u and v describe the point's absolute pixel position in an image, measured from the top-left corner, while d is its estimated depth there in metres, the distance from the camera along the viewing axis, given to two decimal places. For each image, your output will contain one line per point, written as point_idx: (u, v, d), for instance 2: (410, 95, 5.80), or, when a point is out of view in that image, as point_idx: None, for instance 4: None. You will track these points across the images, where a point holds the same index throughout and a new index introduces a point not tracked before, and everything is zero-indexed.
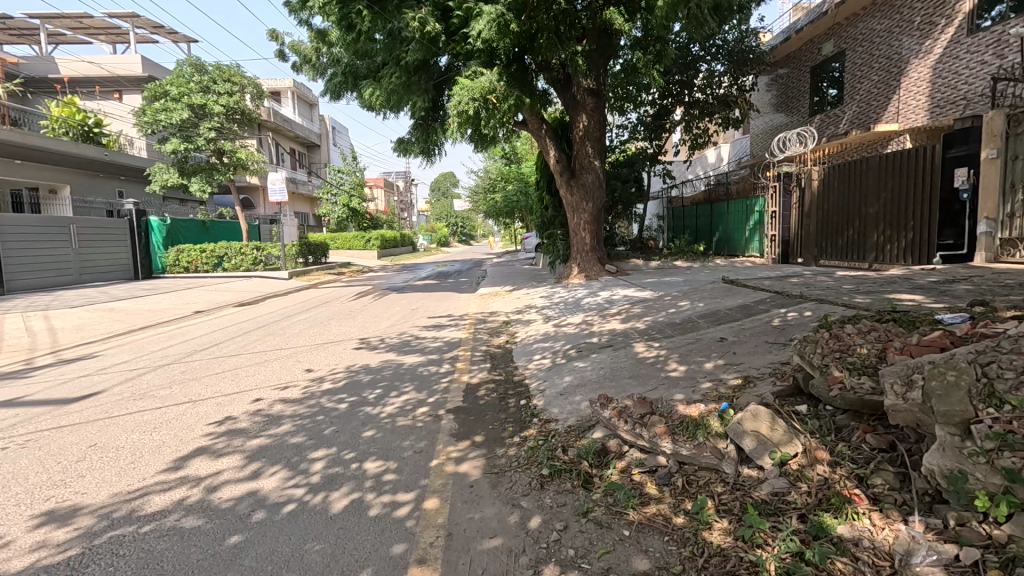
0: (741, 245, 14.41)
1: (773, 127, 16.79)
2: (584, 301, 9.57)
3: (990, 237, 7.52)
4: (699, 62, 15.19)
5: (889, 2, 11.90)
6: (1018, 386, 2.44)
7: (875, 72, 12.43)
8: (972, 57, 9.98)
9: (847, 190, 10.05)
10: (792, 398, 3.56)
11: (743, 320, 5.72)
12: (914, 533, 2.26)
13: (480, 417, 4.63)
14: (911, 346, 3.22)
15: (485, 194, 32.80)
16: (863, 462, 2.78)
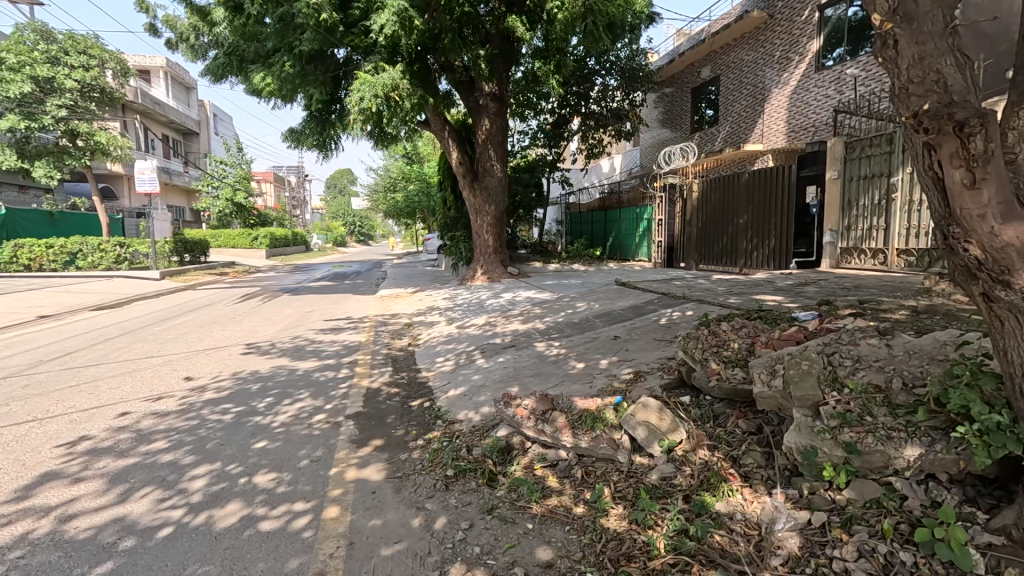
0: (632, 250, 15.42)
1: (659, 141, 18.16)
2: (487, 302, 9.66)
3: (833, 246, 8.71)
4: (595, 75, 16.04)
5: (756, 36, 13.42)
6: (854, 371, 2.87)
7: (744, 98, 13.93)
8: (819, 91, 11.55)
9: (722, 202, 11.16)
10: (677, 389, 3.91)
11: (635, 319, 6.14)
12: (776, 503, 2.58)
13: (382, 422, 4.51)
14: (774, 340, 3.66)
15: (385, 194, 31.91)
16: (735, 444, 3.11)
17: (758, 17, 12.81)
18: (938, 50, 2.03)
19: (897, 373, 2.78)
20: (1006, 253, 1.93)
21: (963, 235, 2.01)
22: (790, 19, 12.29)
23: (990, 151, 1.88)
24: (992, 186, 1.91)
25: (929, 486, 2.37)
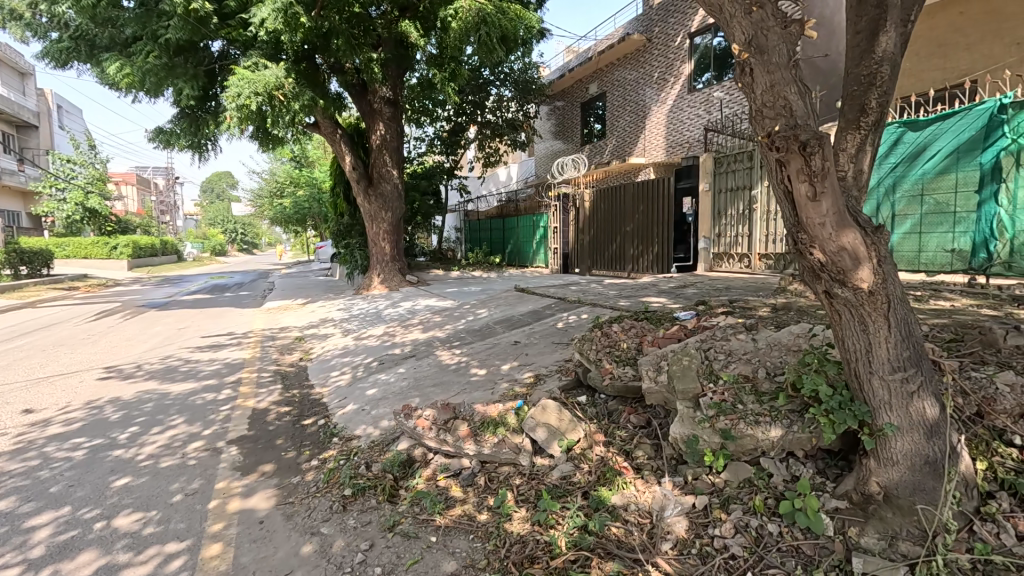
0: (530, 256, 15.82)
1: (553, 152, 18.88)
2: (385, 312, 9.36)
3: (707, 251, 9.58)
4: (490, 85, 16.31)
5: (637, 57, 14.49)
6: (727, 364, 3.16)
7: (627, 114, 14.95)
8: (691, 110, 12.72)
9: (611, 211, 11.86)
10: (575, 390, 4.07)
11: (533, 324, 6.30)
12: (666, 491, 2.77)
13: (271, 444, 4.17)
14: (659, 338, 3.94)
15: (271, 199, 29.81)
16: (628, 439, 3.30)
17: (638, 40, 13.84)
18: (785, 79, 2.32)
19: (762, 363, 3.09)
20: (841, 255, 2.24)
21: (809, 241, 2.29)
22: (666, 43, 13.44)
23: (827, 169, 2.19)
24: (828, 199, 2.22)
25: (789, 463, 2.67)
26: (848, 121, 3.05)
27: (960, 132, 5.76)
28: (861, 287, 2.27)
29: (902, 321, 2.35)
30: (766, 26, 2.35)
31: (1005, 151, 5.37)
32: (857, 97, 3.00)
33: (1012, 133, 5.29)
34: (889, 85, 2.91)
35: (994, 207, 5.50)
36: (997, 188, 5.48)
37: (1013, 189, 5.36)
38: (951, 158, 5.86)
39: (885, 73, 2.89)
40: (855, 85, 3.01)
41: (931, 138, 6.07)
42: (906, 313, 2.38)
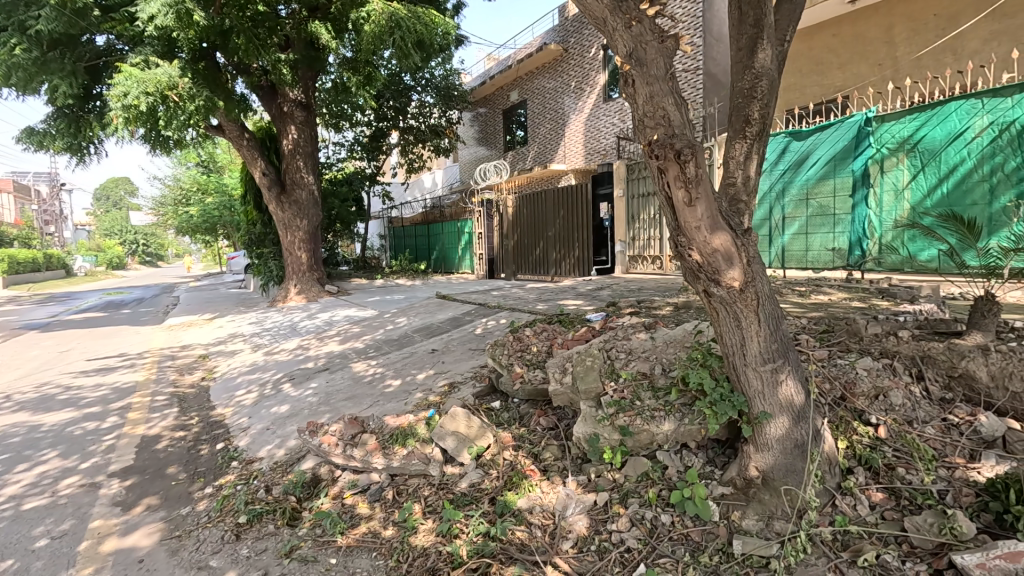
0: (456, 262, 15.73)
1: (476, 158, 18.93)
2: (301, 324, 8.93)
3: (623, 254, 9.95)
4: (411, 91, 16.03)
5: (555, 66, 14.87)
6: (627, 362, 3.27)
7: (547, 121, 15.29)
8: (606, 119, 13.20)
9: (533, 217, 12.04)
10: (488, 396, 4.07)
11: (452, 331, 6.24)
12: (568, 491, 2.84)
13: (160, 474, 3.84)
14: (568, 340, 4.02)
15: (175, 207, 27.59)
16: (536, 441, 3.35)
17: (554, 49, 14.24)
18: (662, 91, 2.41)
19: (658, 359, 3.22)
20: (715, 257, 2.40)
21: (687, 244, 2.43)
22: (581, 54, 13.89)
23: (699, 175, 2.34)
24: (702, 204, 2.36)
25: (682, 454, 2.82)
26: (736, 133, 3.05)
27: (836, 142, 6.37)
28: (733, 286, 2.44)
29: (771, 316, 2.54)
30: (644, 40, 2.39)
31: (873, 159, 6.05)
32: (741, 111, 3.03)
33: (878, 144, 5.99)
34: (767, 100, 2.96)
35: (865, 209, 6.16)
36: (867, 193, 6.13)
37: (879, 194, 6.04)
38: (829, 165, 6.44)
39: (762, 87, 2.94)
40: (738, 99, 3.05)
41: (812, 146, 6.62)
42: (774, 308, 2.57)
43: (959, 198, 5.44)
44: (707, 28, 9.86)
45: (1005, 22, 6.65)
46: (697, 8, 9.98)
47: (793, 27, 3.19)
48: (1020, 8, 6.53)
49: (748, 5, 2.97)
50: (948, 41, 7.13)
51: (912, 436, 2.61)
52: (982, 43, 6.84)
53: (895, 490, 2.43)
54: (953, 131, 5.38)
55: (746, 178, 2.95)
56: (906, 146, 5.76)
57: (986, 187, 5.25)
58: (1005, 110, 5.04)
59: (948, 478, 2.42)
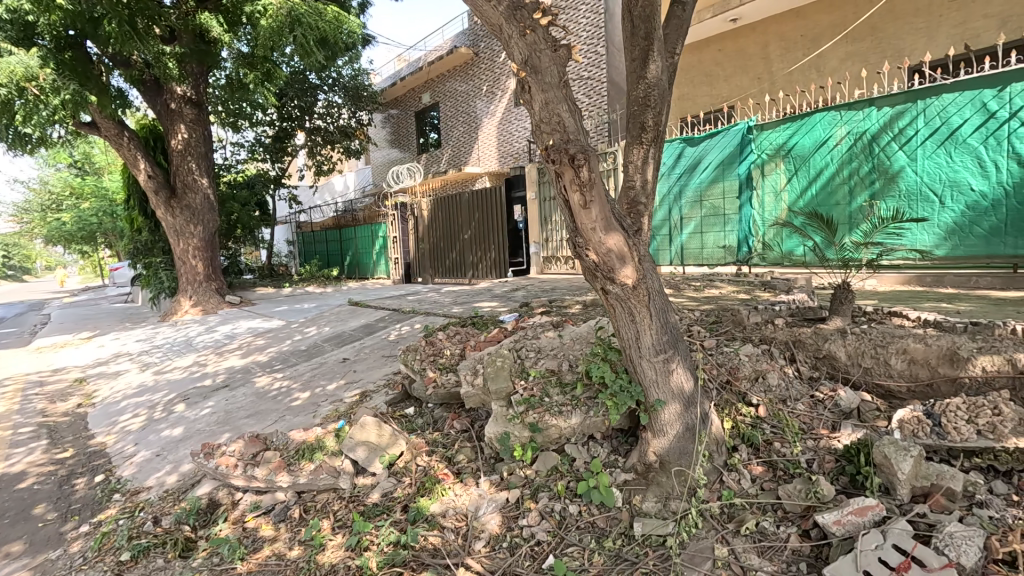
0: (371, 268, 15.26)
1: (390, 161, 18.50)
2: (198, 339, 8.24)
3: (538, 255, 10.16)
4: (317, 90, 15.19)
5: (466, 70, 14.89)
6: (537, 360, 3.35)
7: (460, 124, 15.27)
8: (518, 123, 13.39)
9: (448, 220, 11.94)
10: (402, 403, 4.01)
11: (365, 339, 6.05)
12: (481, 491, 2.89)
13: (25, 515, 3.40)
14: (480, 342, 4.03)
15: (42, 214, 24.34)
16: (450, 445, 3.36)
17: (465, 53, 14.23)
18: (557, 98, 2.49)
19: (565, 356, 3.33)
20: (609, 256, 2.53)
21: (584, 245, 2.54)
22: (492, 58, 14.00)
23: (593, 179, 2.45)
24: (596, 206, 2.47)
25: (589, 445, 2.95)
26: (632, 138, 3.19)
27: (724, 148, 6.92)
28: (626, 283, 2.59)
29: (661, 311, 2.72)
30: (539, 48, 2.44)
31: (755, 164, 6.65)
32: (636, 117, 3.18)
33: (759, 150, 6.60)
34: (660, 108, 3.12)
35: (750, 209, 6.75)
36: (751, 195, 6.73)
37: (761, 195, 6.65)
38: (718, 169, 6.98)
39: (654, 96, 3.09)
40: (632, 105, 3.20)
41: (704, 151, 7.14)
42: (664, 302, 2.76)
43: (825, 198, 6.11)
44: (609, 38, 10.33)
45: (856, 44, 7.56)
46: (600, 18, 10.42)
47: (681, 42, 3.39)
48: (867, 33, 7.44)
49: (638, 19, 3.10)
50: (812, 59, 7.98)
51: (785, 413, 2.92)
52: (840, 62, 7.72)
53: (772, 462, 2.70)
54: (819, 139, 6.05)
55: (644, 183, 3.12)
56: (782, 152, 6.40)
57: (846, 189, 5.94)
58: (859, 121, 5.75)
59: (814, 447, 2.72)
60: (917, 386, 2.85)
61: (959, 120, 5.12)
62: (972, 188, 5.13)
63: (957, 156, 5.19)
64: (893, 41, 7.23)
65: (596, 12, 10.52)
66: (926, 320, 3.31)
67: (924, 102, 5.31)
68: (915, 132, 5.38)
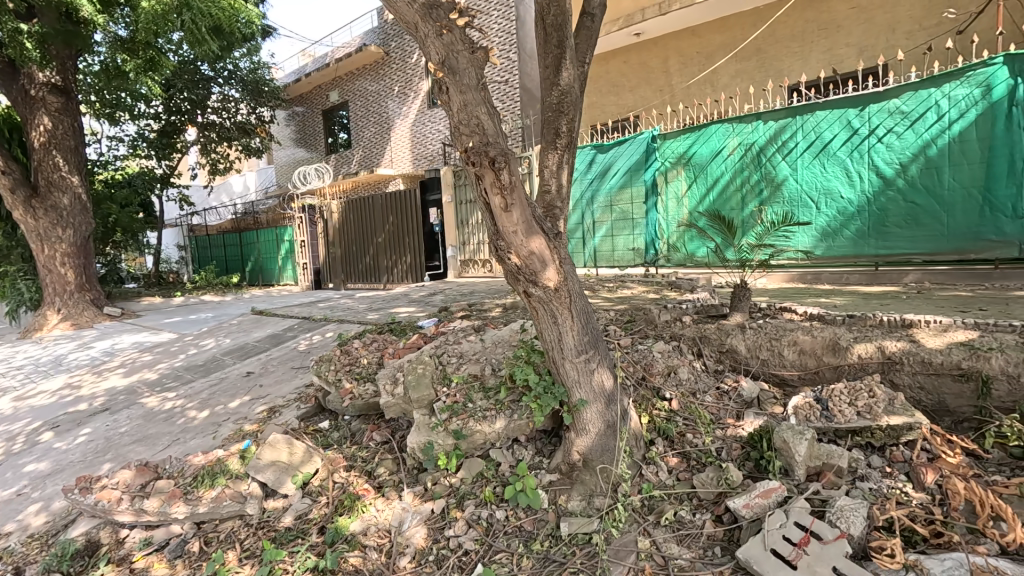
0: (275, 274, 14.31)
1: (296, 160, 17.49)
2: (68, 358, 7.24)
3: (455, 259, 10.04)
4: (210, 83, 13.94)
5: (377, 69, 14.45)
6: (459, 366, 3.30)
7: (371, 124, 14.77)
8: (432, 125, 13.20)
9: (360, 223, 11.47)
10: (316, 417, 3.78)
11: (271, 350, 5.63)
12: (404, 504, 2.80)
13: None
14: (399, 349, 3.89)
15: None
16: (369, 458, 3.22)
17: (375, 52, 13.79)
18: (476, 100, 2.42)
19: (488, 360, 3.30)
20: (531, 260, 2.55)
21: (506, 248, 2.53)
22: (403, 59, 13.69)
23: (513, 183, 2.45)
24: (518, 210, 2.48)
25: (514, 448, 2.95)
26: (548, 143, 3.24)
27: (631, 155, 7.27)
28: (549, 286, 2.62)
29: (583, 311, 2.77)
30: (456, 49, 2.38)
31: (659, 171, 7.05)
32: (551, 123, 3.23)
33: (662, 158, 7.00)
34: (574, 115, 3.20)
35: (655, 214, 7.13)
36: (656, 200, 7.11)
37: (665, 201, 7.05)
38: (627, 176, 7.31)
39: (568, 103, 3.17)
40: (548, 111, 3.24)
41: (613, 158, 7.46)
42: (585, 303, 2.81)
43: (722, 204, 6.60)
44: (521, 44, 10.49)
45: (743, 63, 8.25)
46: (512, 25, 10.55)
47: (591, 52, 3.50)
48: (752, 53, 8.16)
49: (551, 27, 3.13)
50: (707, 75, 8.61)
51: (696, 405, 3.09)
52: (730, 79, 8.41)
53: (686, 453, 2.85)
54: (715, 149, 6.54)
55: (560, 186, 3.18)
56: (683, 160, 6.83)
57: (739, 196, 6.47)
58: (748, 133, 6.28)
59: (722, 437, 2.90)
60: (806, 374, 3.16)
61: (830, 135, 5.74)
62: (841, 196, 5.75)
63: (829, 168, 5.80)
64: (774, 62, 7.98)
65: (507, 18, 10.63)
66: (811, 314, 3.67)
67: (802, 118, 5.90)
68: (795, 145, 5.97)
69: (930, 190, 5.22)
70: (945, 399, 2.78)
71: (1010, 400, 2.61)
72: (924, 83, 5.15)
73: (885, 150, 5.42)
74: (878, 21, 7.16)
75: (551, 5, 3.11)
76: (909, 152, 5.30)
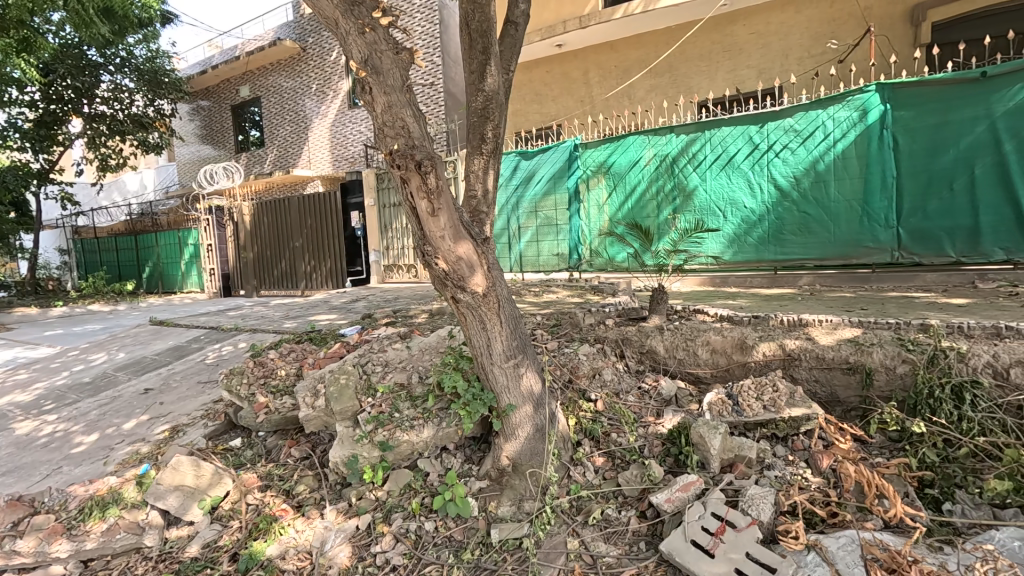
0: (178, 280, 13.15)
1: (200, 158, 16.24)
2: None
3: (378, 264, 9.79)
4: (98, 70, 12.47)
5: (292, 65, 13.76)
6: (384, 375, 3.20)
7: (286, 123, 14.04)
8: (353, 126, 12.77)
9: (275, 226, 10.83)
10: (226, 435, 3.51)
11: (174, 364, 5.16)
12: (326, 523, 2.67)
13: None
14: (320, 359, 3.70)
15: None
16: (288, 476, 3.04)
17: (291, 47, 13.13)
18: (400, 102, 2.36)
19: (415, 368, 3.22)
20: (459, 264, 2.52)
21: (433, 253, 2.49)
22: (321, 56, 13.15)
23: (440, 187, 2.40)
24: (445, 214, 2.44)
25: (442, 457, 2.89)
26: (473, 148, 3.23)
27: (555, 163, 7.42)
28: (477, 291, 2.60)
29: (511, 316, 2.77)
30: (379, 49, 2.31)
31: (581, 178, 7.26)
32: (476, 128, 3.22)
33: (584, 166, 7.23)
34: (499, 121, 3.21)
35: (578, 220, 7.33)
36: (579, 207, 7.31)
37: (587, 208, 7.27)
38: (550, 182, 7.46)
39: (493, 109, 3.17)
40: (473, 116, 3.23)
41: (537, 165, 7.58)
42: (513, 308, 2.81)
43: (639, 211, 6.92)
44: (445, 49, 10.43)
45: (657, 79, 8.73)
46: (435, 28, 10.48)
47: (515, 59, 3.53)
48: (666, 70, 8.64)
49: (476, 32, 3.12)
50: (624, 89, 9.02)
51: (620, 405, 3.18)
52: (645, 93, 8.86)
53: (611, 452, 2.93)
54: (632, 159, 6.85)
55: (485, 192, 3.20)
56: (603, 169, 7.09)
57: (655, 204, 6.80)
58: (663, 145, 6.64)
59: (645, 434, 3.01)
60: (718, 371, 3.37)
61: (735, 149, 6.20)
62: (745, 206, 6.22)
63: (734, 179, 6.26)
64: (685, 79, 8.51)
65: (431, 20, 10.52)
66: (722, 316, 3.92)
67: (709, 133, 6.33)
68: (704, 157, 6.39)
69: (820, 202, 5.77)
70: (837, 391, 3.07)
71: (888, 390, 2.92)
72: (813, 105, 5.70)
73: (782, 164, 5.94)
74: (774, 47, 7.84)
75: (477, 12, 3.10)
76: (802, 167, 5.84)
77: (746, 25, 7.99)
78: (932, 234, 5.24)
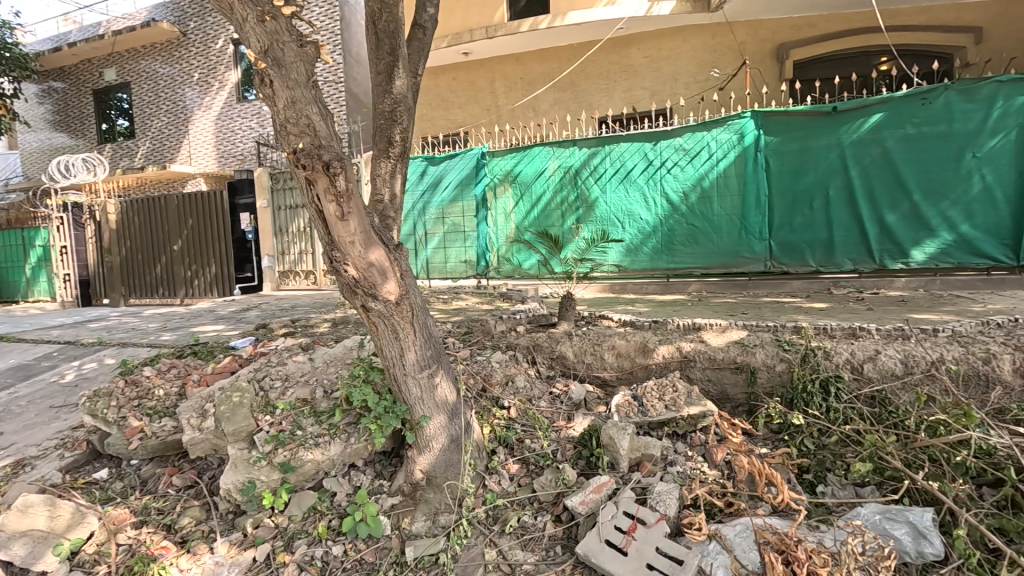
0: (21, 287, 11.27)
1: (52, 147, 14.10)
2: None
3: (272, 269, 9.16)
4: None
5: (169, 50, 12.45)
6: (284, 390, 2.97)
7: (162, 113, 12.66)
8: (242, 121, 11.82)
9: (148, 228, 9.66)
10: (88, 467, 3.06)
11: (17, 386, 4.38)
12: (216, 558, 2.41)
13: None
14: (206, 375, 3.35)
15: None
16: (168, 508, 2.71)
17: (168, 30, 11.88)
18: (306, 98, 2.20)
19: (319, 381, 3.02)
20: (371, 271, 2.41)
21: (342, 259, 2.35)
22: (204, 43, 12.04)
23: (351, 190, 2.28)
24: (355, 219, 2.32)
25: (350, 475, 2.73)
26: (380, 151, 3.11)
27: (462, 169, 7.41)
28: (389, 299, 2.50)
29: (425, 325, 2.70)
30: (282, 39, 2.14)
31: (488, 186, 7.32)
32: (384, 131, 3.11)
33: (491, 174, 7.30)
34: (408, 125, 3.12)
35: (485, 228, 7.37)
36: (486, 214, 7.35)
37: (494, 215, 7.33)
38: (458, 189, 7.43)
39: (401, 113, 3.08)
40: (380, 119, 3.11)
41: (444, 170, 7.53)
42: (426, 316, 2.73)
43: (545, 220, 7.11)
44: (346, 47, 10.03)
45: (561, 93, 9.06)
46: (335, 25, 10.04)
47: (423, 64, 3.47)
48: (569, 85, 8.99)
49: (384, 33, 3.01)
50: (530, 100, 9.24)
51: (533, 411, 3.21)
52: (550, 105, 9.15)
53: (525, 458, 2.96)
54: (538, 169, 7.03)
55: (393, 197, 3.10)
56: (509, 177, 7.21)
57: (560, 213, 7.03)
58: (566, 157, 6.89)
59: (557, 439, 3.07)
60: (623, 374, 3.54)
61: (632, 164, 6.59)
62: (641, 217, 6.63)
63: (631, 192, 6.65)
64: (586, 95, 8.91)
65: (330, 16, 10.07)
66: (625, 321, 4.12)
67: (609, 147, 6.67)
68: (605, 170, 6.72)
69: (705, 215, 6.30)
70: (726, 388, 3.35)
71: (770, 386, 3.25)
72: (699, 127, 6.22)
73: (673, 179, 6.40)
74: (664, 71, 8.47)
75: (384, 12, 3.00)
76: (690, 183, 6.34)
77: (640, 48, 8.55)
78: (797, 246, 5.94)
